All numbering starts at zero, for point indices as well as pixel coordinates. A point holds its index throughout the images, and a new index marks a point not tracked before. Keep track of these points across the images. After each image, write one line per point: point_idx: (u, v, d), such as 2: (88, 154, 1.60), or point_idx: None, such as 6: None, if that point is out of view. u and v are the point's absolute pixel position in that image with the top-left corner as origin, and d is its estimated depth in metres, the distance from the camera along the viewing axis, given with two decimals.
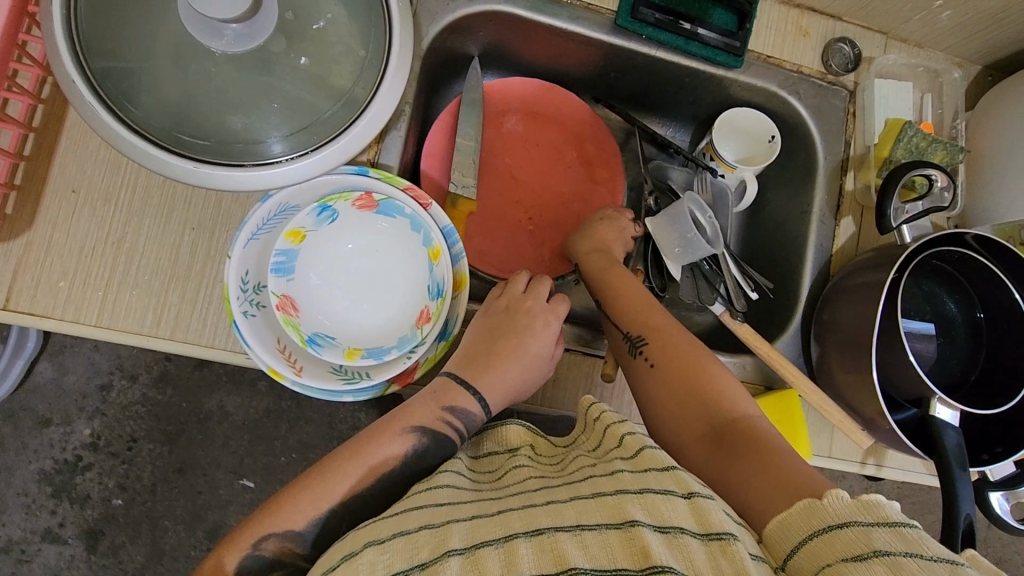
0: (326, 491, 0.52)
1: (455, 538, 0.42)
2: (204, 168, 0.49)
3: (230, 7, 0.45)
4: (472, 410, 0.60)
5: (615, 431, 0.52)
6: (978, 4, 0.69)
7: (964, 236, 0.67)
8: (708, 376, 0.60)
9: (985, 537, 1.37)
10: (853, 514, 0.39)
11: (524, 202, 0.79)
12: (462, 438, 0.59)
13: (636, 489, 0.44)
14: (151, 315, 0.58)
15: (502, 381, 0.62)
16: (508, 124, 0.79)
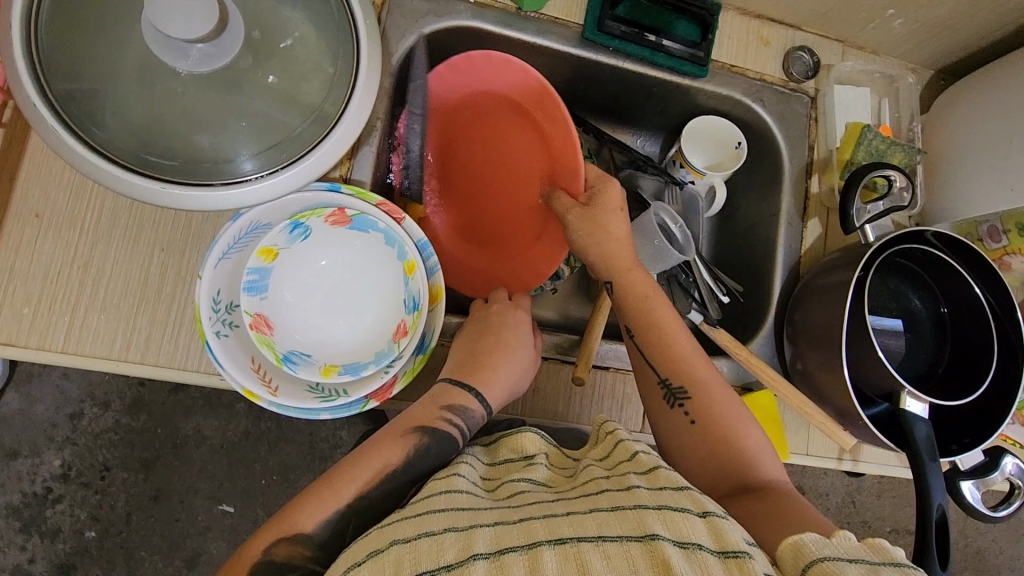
0: (327, 498, 0.51)
1: (480, 543, 0.41)
2: (173, 188, 0.49)
3: (197, 27, 0.44)
4: (476, 410, 0.59)
5: (625, 446, 0.54)
6: (928, 12, 0.72)
7: (923, 233, 0.69)
8: (740, 436, 0.58)
9: (964, 528, 1.41)
10: (867, 553, 0.42)
11: (503, 210, 0.76)
12: (464, 440, 0.58)
13: (654, 505, 0.44)
14: (121, 338, 0.57)
15: (498, 379, 0.62)
16: (455, 132, 0.74)
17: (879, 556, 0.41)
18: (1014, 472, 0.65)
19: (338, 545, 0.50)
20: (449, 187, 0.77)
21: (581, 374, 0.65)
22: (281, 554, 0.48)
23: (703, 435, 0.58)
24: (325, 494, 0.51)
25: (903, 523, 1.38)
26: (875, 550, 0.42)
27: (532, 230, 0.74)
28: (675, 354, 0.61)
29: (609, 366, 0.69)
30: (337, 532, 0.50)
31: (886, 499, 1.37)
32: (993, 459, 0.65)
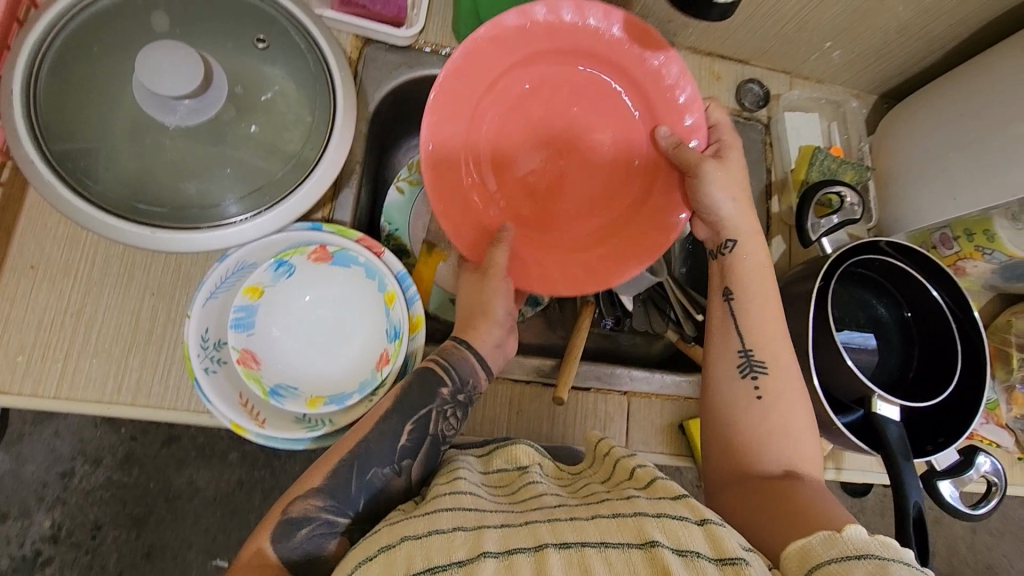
0: (332, 456, 0.51)
1: (489, 542, 0.42)
2: (161, 232, 0.52)
3: (184, 84, 0.49)
4: (465, 354, 0.57)
5: (625, 464, 0.54)
6: (862, 42, 0.78)
7: (878, 243, 0.73)
8: (786, 415, 0.58)
9: (972, 544, 1.40)
10: (873, 548, 0.41)
11: (573, 199, 0.65)
12: (450, 379, 0.55)
13: (654, 512, 0.44)
14: (112, 381, 0.59)
15: (483, 326, 0.58)
16: (494, 128, 0.63)
17: (889, 553, 0.41)
18: (990, 470, 0.67)
19: (344, 491, 0.49)
20: (490, 193, 0.63)
21: (561, 394, 0.67)
22: (296, 510, 0.47)
23: (763, 414, 0.58)
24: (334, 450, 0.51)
25: None
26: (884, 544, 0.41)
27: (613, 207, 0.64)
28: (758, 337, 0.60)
29: (590, 386, 0.71)
30: (340, 477, 0.49)
31: (889, 517, 1.36)
32: (967, 457, 0.67)
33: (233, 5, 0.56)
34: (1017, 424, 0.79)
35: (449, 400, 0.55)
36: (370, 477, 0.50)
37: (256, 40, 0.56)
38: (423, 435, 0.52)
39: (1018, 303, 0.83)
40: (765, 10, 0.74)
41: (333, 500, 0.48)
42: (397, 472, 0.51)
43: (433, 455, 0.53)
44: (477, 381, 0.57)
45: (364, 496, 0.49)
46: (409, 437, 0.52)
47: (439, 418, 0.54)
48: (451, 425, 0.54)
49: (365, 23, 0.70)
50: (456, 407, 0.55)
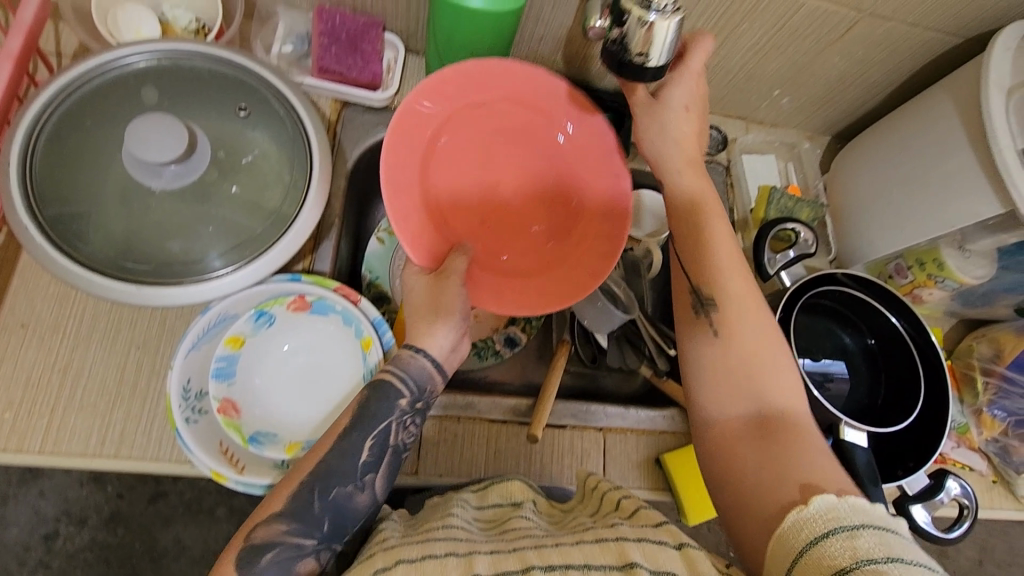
0: (292, 478, 0.50)
1: (480, 566, 0.43)
2: (145, 289, 0.55)
3: (168, 151, 0.53)
4: (418, 361, 0.56)
5: (612, 496, 0.56)
6: (807, 90, 0.84)
7: (835, 275, 0.76)
8: (757, 355, 0.56)
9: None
10: (839, 522, 0.40)
11: (526, 236, 0.69)
12: (408, 390, 0.55)
13: (635, 537, 0.46)
14: (96, 434, 0.61)
15: (435, 330, 0.57)
16: (444, 169, 0.66)
17: (859, 518, 0.40)
18: (959, 492, 0.68)
19: (309, 513, 0.49)
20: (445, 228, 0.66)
21: (536, 431, 0.69)
22: (260, 536, 0.47)
23: (726, 347, 0.56)
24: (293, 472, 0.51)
25: None
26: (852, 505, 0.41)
27: (563, 239, 0.69)
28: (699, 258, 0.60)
29: (567, 424, 0.73)
30: (302, 499, 0.49)
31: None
32: (936, 480, 0.69)
33: (218, 78, 0.61)
34: (989, 447, 0.81)
35: (408, 409, 0.55)
36: (332, 497, 0.50)
37: (238, 108, 0.61)
38: (383, 447, 0.53)
39: (979, 328, 0.86)
40: (714, 64, 0.80)
41: (298, 522, 0.48)
42: (360, 488, 0.51)
43: (395, 463, 0.54)
44: (433, 386, 0.57)
45: (330, 516, 0.49)
46: (369, 452, 0.52)
47: (399, 428, 0.55)
48: (411, 433, 0.56)
49: (343, 88, 0.75)
50: (415, 416, 0.56)
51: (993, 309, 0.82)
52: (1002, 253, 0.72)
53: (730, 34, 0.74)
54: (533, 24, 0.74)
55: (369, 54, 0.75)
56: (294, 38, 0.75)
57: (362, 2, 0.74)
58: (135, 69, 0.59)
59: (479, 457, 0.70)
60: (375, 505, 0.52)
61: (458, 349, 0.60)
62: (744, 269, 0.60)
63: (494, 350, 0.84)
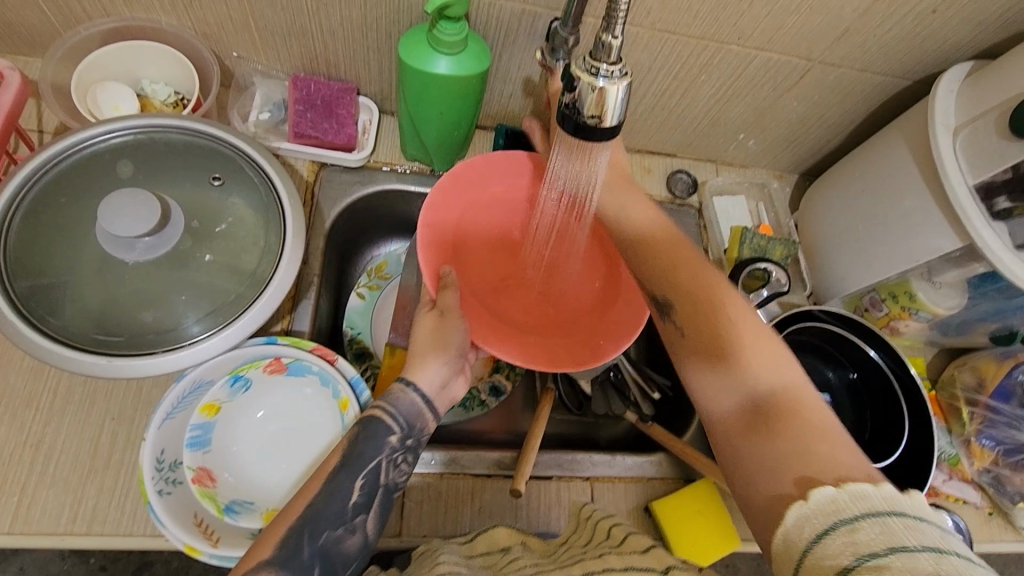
0: (279, 523, 0.48)
1: None
2: (117, 360, 0.55)
3: (141, 224, 0.54)
4: (408, 396, 0.55)
5: (605, 525, 0.54)
6: (770, 132, 0.87)
7: (810, 311, 0.78)
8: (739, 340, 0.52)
9: None
10: (842, 513, 0.37)
11: (537, 301, 0.73)
12: (399, 427, 0.54)
13: (620, 567, 0.46)
14: (67, 512, 0.59)
15: (428, 364, 0.57)
16: (482, 221, 0.72)
17: (860, 507, 0.37)
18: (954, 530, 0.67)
19: (297, 560, 0.46)
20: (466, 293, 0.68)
21: (519, 486, 0.68)
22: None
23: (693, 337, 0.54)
24: (281, 517, 0.49)
25: None
26: (858, 497, 0.37)
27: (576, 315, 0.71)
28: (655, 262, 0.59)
29: (552, 475, 0.72)
30: (291, 546, 0.47)
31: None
32: None
33: (193, 150, 0.63)
34: (982, 478, 0.80)
35: (398, 447, 0.54)
36: (322, 541, 0.48)
37: (212, 178, 0.63)
38: (374, 486, 0.52)
39: (960, 357, 0.87)
40: (679, 112, 0.83)
41: (288, 572, 0.45)
42: (350, 531, 0.50)
43: (385, 504, 0.53)
44: (424, 422, 0.56)
45: (320, 562, 0.47)
46: (360, 492, 0.51)
47: (389, 467, 0.53)
48: (401, 473, 0.54)
49: (319, 151, 0.77)
50: (405, 454, 0.55)
51: (969, 337, 0.84)
52: (971, 284, 0.72)
53: (690, 85, 0.77)
54: (501, 83, 0.77)
55: (343, 117, 0.77)
56: (271, 105, 0.78)
57: (336, 69, 0.77)
58: (111, 145, 0.61)
59: (465, 513, 0.69)
60: (367, 549, 0.51)
61: (450, 385, 0.59)
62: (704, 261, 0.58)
63: (479, 399, 0.83)
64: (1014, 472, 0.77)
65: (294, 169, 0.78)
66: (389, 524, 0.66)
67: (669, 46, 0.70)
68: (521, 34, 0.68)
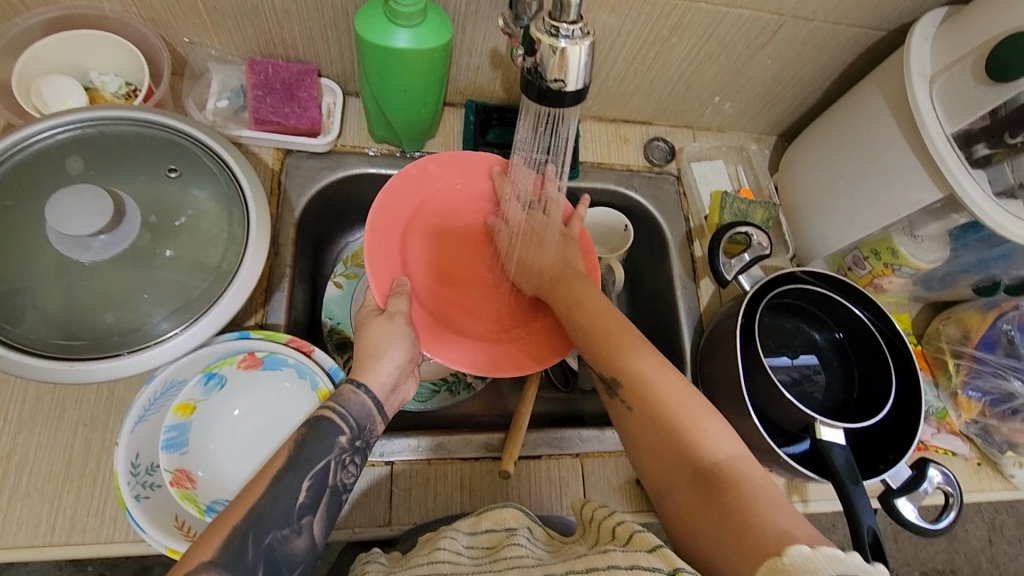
0: (221, 526, 0.46)
1: None
2: (80, 365, 0.53)
3: (94, 222, 0.52)
4: (359, 398, 0.55)
5: (610, 522, 0.48)
6: (745, 93, 0.85)
7: (795, 273, 0.76)
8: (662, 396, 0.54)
9: (993, 556, 1.34)
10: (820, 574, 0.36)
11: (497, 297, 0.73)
12: (348, 427, 0.53)
13: (627, 565, 0.40)
14: (45, 523, 0.58)
15: (380, 366, 0.57)
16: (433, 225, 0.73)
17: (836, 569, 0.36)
18: (942, 481, 0.67)
19: (241, 562, 0.44)
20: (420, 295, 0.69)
21: (507, 466, 0.67)
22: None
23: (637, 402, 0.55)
24: (221, 521, 0.46)
25: (927, 563, 1.32)
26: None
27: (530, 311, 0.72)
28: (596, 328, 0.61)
29: (542, 453, 0.71)
30: (235, 548, 0.45)
31: (904, 542, 1.30)
32: (919, 471, 0.67)
33: (146, 142, 0.60)
34: (970, 429, 0.80)
35: (347, 448, 0.53)
36: (268, 542, 0.46)
37: (168, 170, 0.60)
38: (322, 487, 0.50)
39: (945, 310, 0.86)
40: (652, 77, 0.81)
41: (231, 574, 0.43)
42: (296, 532, 0.48)
43: (333, 506, 0.51)
44: (373, 425, 0.56)
45: (264, 563, 0.45)
46: (306, 493, 0.49)
47: (337, 469, 0.52)
48: (350, 474, 0.53)
49: (283, 137, 0.75)
50: (354, 454, 0.54)
51: (954, 290, 0.83)
52: (953, 235, 0.72)
53: (661, 48, 0.75)
54: (466, 55, 0.75)
55: (306, 101, 0.74)
56: (230, 92, 0.75)
57: (295, 51, 0.74)
58: (57, 141, 0.58)
59: (455, 495, 0.68)
60: (314, 551, 0.49)
61: (400, 387, 0.60)
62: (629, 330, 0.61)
63: (465, 383, 0.82)
64: (1001, 422, 0.78)
65: (259, 158, 0.76)
66: (378, 513, 0.66)
67: (636, 7, 0.68)
68: (483, 3, 0.66)
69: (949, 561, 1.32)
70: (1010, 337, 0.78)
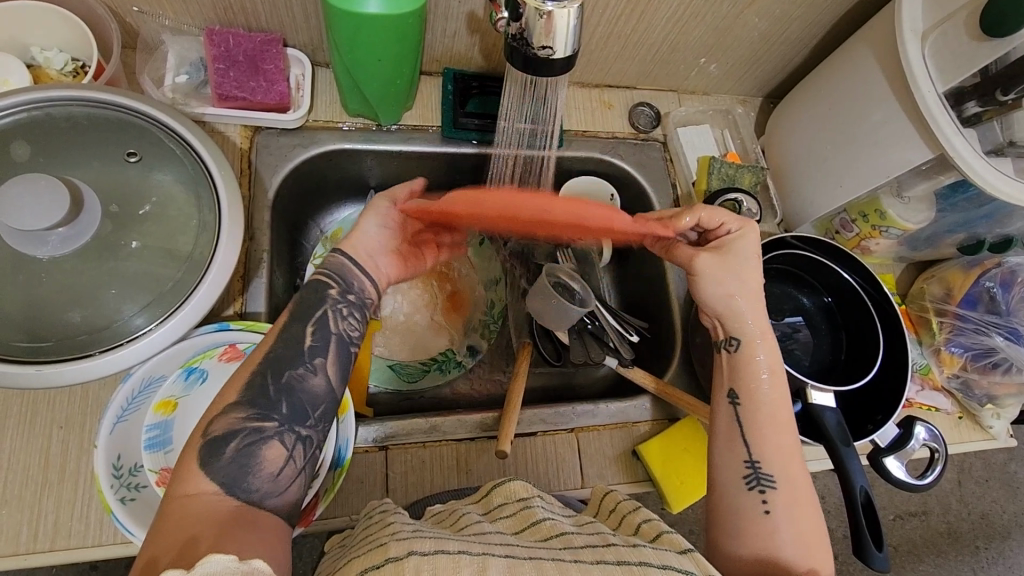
0: (238, 373, 0.49)
1: (495, 566, 0.38)
2: (48, 367, 0.50)
3: (51, 214, 0.48)
4: (340, 260, 0.57)
5: (633, 519, 0.49)
6: (732, 55, 0.82)
7: (784, 239, 0.75)
8: (793, 481, 0.54)
9: (962, 497, 1.40)
10: None
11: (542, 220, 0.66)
12: (334, 280, 0.55)
13: (659, 562, 0.40)
14: (26, 530, 0.55)
15: (356, 237, 0.59)
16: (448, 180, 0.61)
17: None
18: (928, 437, 0.68)
19: (264, 398, 0.48)
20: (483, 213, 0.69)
21: (503, 446, 0.66)
22: (219, 428, 0.46)
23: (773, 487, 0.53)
24: (242, 366, 0.50)
25: (901, 506, 1.37)
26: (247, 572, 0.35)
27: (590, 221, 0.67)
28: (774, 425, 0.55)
29: (537, 431, 0.71)
30: (257, 386, 0.48)
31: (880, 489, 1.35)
32: (906, 430, 0.68)
33: (101, 124, 0.56)
34: (951, 384, 0.82)
35: (340, 300, 0.55)
36: (285, 379, 0.49)
37: (127, 154, 0.56)
38: (326, 334, 0.52)
39: (928, 269, 0.87)
40: (636, 40, 0.78)
41: (256, 407, 0.47)
42: (312, 371, 0.50)
43: (344, 353, 0.53)
44: (364, 286, 0.57)
45: (286, 400, 0.48)
46: (313, 338, 0.52)
47: (337, 318, 0.54)
48: (353, 326, 0.55)
49: (251, 113, 0.70)
50: (351, 308, 0.55)
51: (938, 250, 0.84)
52: (940, 196, 0.72)
53: (646, 8, 0.72)
54: (442, 21, 0.70)
55: (272, 74, 0.70)
56: (188, 67, 0.70)
57: (257, 19, 0.69)
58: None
59: (450, 474, 0.68)
60: (332, 395, 0.51)
61: (378, 258, 0.60)
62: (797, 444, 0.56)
63: (456, 361, 0.82)
64: (982, 375, 0.80)
65: (226, 137, 0.71)
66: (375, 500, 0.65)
67: None
68: None
69: (921, 504, 1.38)
70: (991, 294, 0.80)
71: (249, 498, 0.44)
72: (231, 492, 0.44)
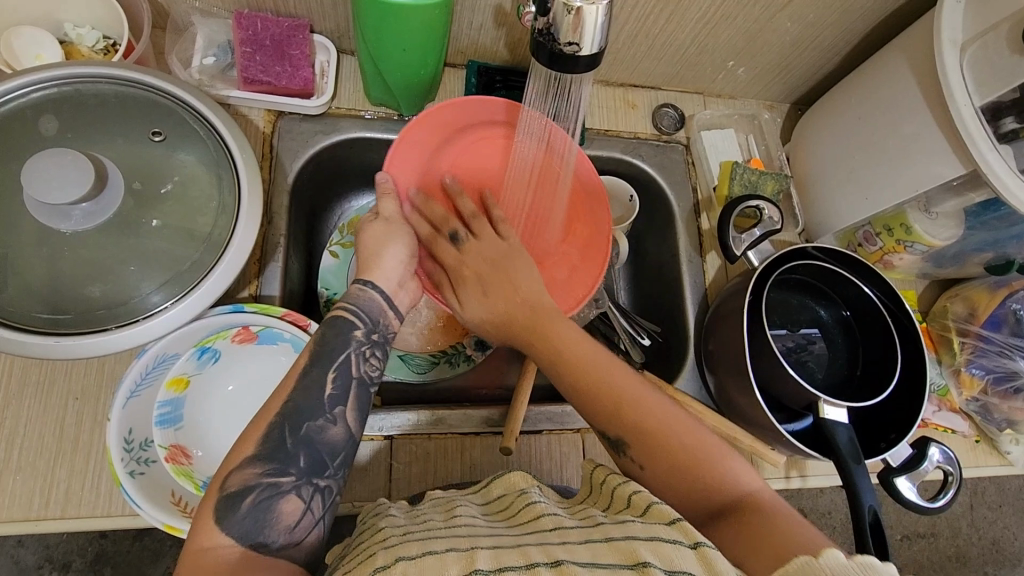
0: (260, 421, 0.49)
1: (481, 560, 0.38)
2: (65, 339, 0.51)
3: (74, 189, 0.49)
4: (368, 295, 0.56)
5: (623, 491, 0.47)
6: (761, 59, 0.81)
7: (805, 249, 0.74)
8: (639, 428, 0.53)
9: (973, 521, 1.37)
10: None
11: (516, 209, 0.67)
12: (362, 321, 0.55)
13: (645, 535, 0.39)
14: (38, 497, 0.57)
15: (384, 264, 0.58)
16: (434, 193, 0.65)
17: None
18: (942, 459, 0.66)
19: (282, 450, 0.47)
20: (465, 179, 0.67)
21: (508, 443, 0.66)
22: (234, 484, 0.46)
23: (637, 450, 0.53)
24: (260, 417, 0.49)
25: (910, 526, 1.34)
26: None
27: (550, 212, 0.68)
28: (650, 422, 0.53)
29: (543, 428, 0.71)
30: (274, 441, 0.48)
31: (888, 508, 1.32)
32: (920, 450, 0.66)
33: (127, 102, 0.56)
34: (970, 406, 0.80)
35: (365, 341, 0.55)
36: (305, 432, 0.49)
37: (152, 133, 0.56)
38: (349, 380, 0.52)
39: (952, 287, 0.85)
40: (664, 40, 0.77)
41: (272, 461, 0.47)
42: (331, 422, 0.50)
43: (363, 396, 0.53)
44: (387, 320, 0.57)
45: (305, 451, 0.48)
46: (334, 386, 0.51)
47: (360, 360, 0.54)
48: (375, 367, 0.55)
49: (275, 98, 0.71)
50: (373, 347, 0.55)
51: (963, 268, 0.81)
52: (969, 213, 0.70)
53: (676, 8, 0.71)
54: (469, 13, 0.70)
55: (297, 59, 0.70)
56: (215, 49, 0.71)
57: (284, 4, 0.69)
58: (31, 101, 0.54)
59: (455, 465, 0.68)
60: (352, 439, 0.51)
61: (403, 285, 0.59)
62: (626, 375, 0.57)
63: (464, 355, 0.81)
64: (1002, 400, 0.78)
65: (249, 121, 0.72)
66: (378, 487, 0.65)
67: None
68: None
69: (930, 526, 1.35)
70: (1018, 316, 0.77)
71: (264, 550, 0.45)
72: (245, 543, 0.45)
